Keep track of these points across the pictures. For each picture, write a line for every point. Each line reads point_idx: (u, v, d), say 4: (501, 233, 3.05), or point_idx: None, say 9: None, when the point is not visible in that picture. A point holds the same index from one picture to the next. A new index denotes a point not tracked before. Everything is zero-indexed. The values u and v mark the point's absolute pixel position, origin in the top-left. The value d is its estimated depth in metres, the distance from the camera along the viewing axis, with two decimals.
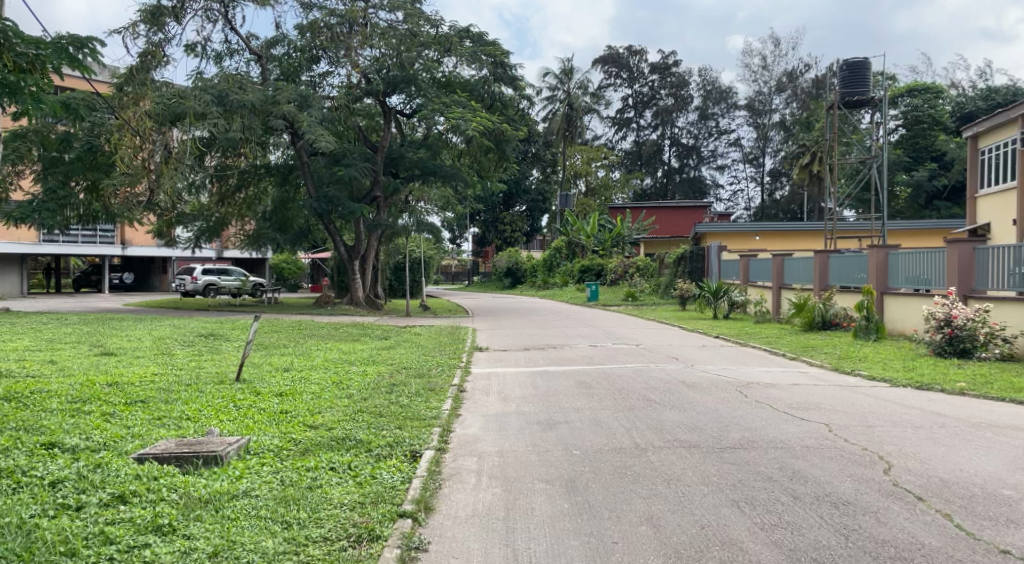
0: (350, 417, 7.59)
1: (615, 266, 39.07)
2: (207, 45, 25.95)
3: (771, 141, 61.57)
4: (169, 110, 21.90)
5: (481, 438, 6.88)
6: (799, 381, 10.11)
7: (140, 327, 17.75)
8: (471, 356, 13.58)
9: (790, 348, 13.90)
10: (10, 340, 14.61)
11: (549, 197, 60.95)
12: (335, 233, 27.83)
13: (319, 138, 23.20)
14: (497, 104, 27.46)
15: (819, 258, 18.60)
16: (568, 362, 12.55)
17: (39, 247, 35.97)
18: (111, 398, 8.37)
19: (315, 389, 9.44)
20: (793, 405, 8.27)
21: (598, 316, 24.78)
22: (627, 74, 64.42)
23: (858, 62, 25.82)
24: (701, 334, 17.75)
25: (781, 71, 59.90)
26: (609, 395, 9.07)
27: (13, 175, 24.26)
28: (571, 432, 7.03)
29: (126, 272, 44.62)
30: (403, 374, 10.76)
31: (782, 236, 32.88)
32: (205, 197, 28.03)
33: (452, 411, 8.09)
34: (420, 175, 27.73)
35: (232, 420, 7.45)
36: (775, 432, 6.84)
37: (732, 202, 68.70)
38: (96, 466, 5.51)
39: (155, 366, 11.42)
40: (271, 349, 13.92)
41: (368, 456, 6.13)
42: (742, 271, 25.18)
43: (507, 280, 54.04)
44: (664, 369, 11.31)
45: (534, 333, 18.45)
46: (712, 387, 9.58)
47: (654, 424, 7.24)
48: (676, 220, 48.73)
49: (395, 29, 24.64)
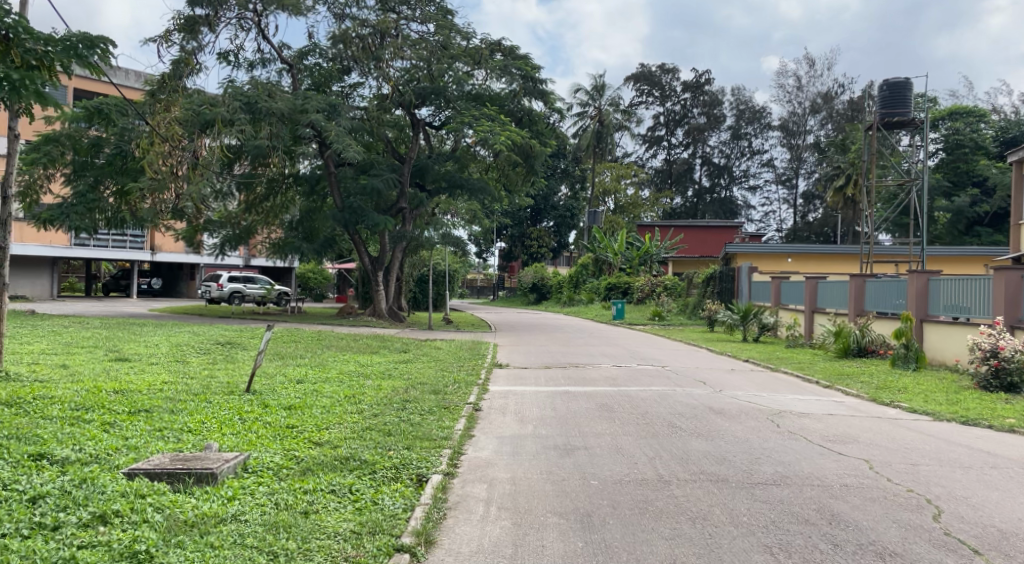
0: (358, 435, 7.23)
1: (642, 284, 38.51)
2: (240, 54, 26.15)
3: (805, 163, 60.58)
4: (200, 117, 22.08)
5: (493, 463, 6.47)
6: (834, 411, 9.54)
7: (160, 333, 17.63)
8: (491, 372, 13.21)
9: (824, 375, 13.31)
10: (29, 342, 14.59)
11: (577, 214, 60.23)
12: (360, 244, 27.66)
13: (347, 148, 23.18)
14: (526, 119, 27.19)
15: (855, 282, 17.98)
16: (590, 382, 12.10)
17: (70, 250, 36.48)
18: (115, 407, 8.11)
19: (326, 403, 9.10)
20: (829, 438, 7.73)
21: (623, 335, 24.35)
22: (658, 92, 63.98)
23: (899, 82, 25.11)
24: (728, 357, 17.20)
25: (816, 92, 59.01)
26: (632, 420, 8.58)
27: (45, 179, 24.57)
28: (589, 459, 6.58)
29: (155, 278, 45.06)
30: (418, 390, 10.38)
31: (814, 258, 31.96)
32: (234, 205, 27.98)
33: (464, 432, 7.69)
34: (447, 187, 27.50)
35: (235, 434, 7.13)
36: (810, 467, 6.32)
37: (762, 222, 67.66)
38: (82, 481, 5.20)
39: (167, 374, 11.20)
40: (287, 359, 13.67)
41: (371, 479, 5.76)
42: (774, 294, 24.53)
43: (533, 295, 53.63)
44: (690, 393, 10.81)
45: (558, 350, 18.03)
46: (741, 414, 9.07)
47: (680, 453, 6.78)
48: (705, 240, 48.09)
49: (425, 40, 24.66)
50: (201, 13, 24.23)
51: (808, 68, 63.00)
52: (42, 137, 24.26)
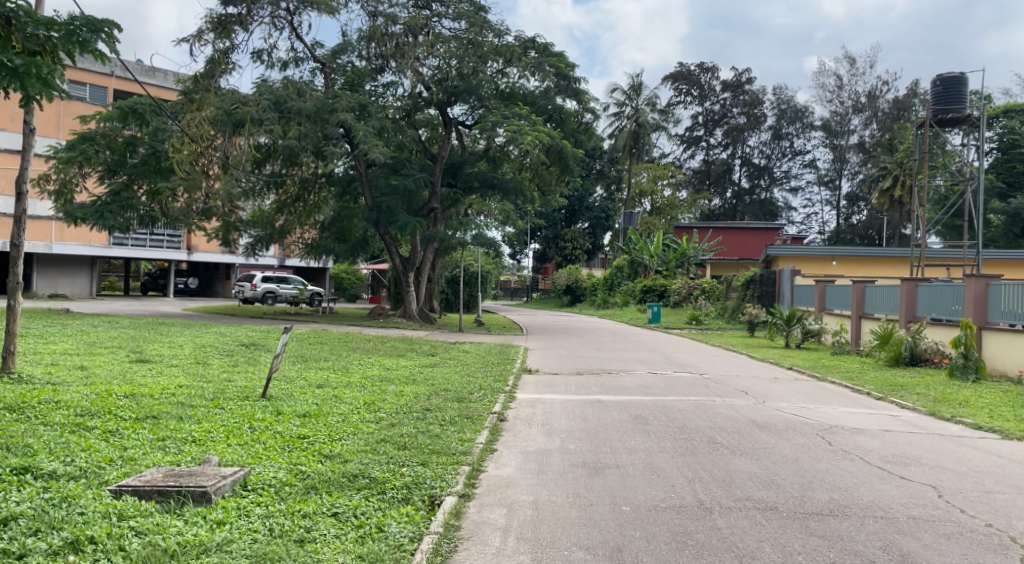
0: (371, 448, 6.72)
1: (679, 287, 37.56)
2: (273, 53, 26.01)
3: (848, 164, 58.80)
4: (229, 116, 21.90)
5: (514, 483, 5.90)
6: (891, 427, 8.77)
7: (187, 334, 17.41)
8: (520, 378, 12.63)
9: (875, 387, 12.47)
10: (53, 342, 14.45)
11: (612, 215, 59.56)
12: (390, 244, 27.28)
13: (374, 149, 22.65)
14: (560, 119, 26.38)
15: (906, 287, 16.99)
16: (623, 391, 11.44)
17: (109, 250, 36.85)
18: (121, 413, 7.73)
19: (343, 411, 8.59)
20: (888, 459, 6.99)
21: (660, 339, 23.57)
22: (697, 92, 62.78)
23: (953, 76, 23.87)
24: (770, 364, 16.39)
25: (860, 91, 57.16)
26: (669, 433, 7.93)
27: (81, 178, 24.77)
28: (621, 480, 5.96)
29: (191, 278, 45.52)
30: (440, 398, 9.85)
31: (860, 261, 30.85)
32: (267, 205, 27.88)
33: (486, 445, 7.13)
34: (479, 188, 27.05)
35: (240, 445, 6.66)
36: (870, 494, 5.62)
37: (804, 224, 66.07)
38: (63, 500, 4.76)
39: (184, 377, 10.81)
40: (310, 362, 13.24)
41: (379, 501, 5.22)
42: (818, 297, 23.51)
43: (566, 297, 52.99)
44: (731, 405, 10.08)
45: (591, 355, 17.40)
46: (788, 429, 8.34)
47: (722, 475, 6.14)
48: (745, 242, 46.87)
49: (456, 38, 24.12)
50: (233, 11, 23.98)
51: (850, 67, 61.29)
52: (78, 136, 24.47)
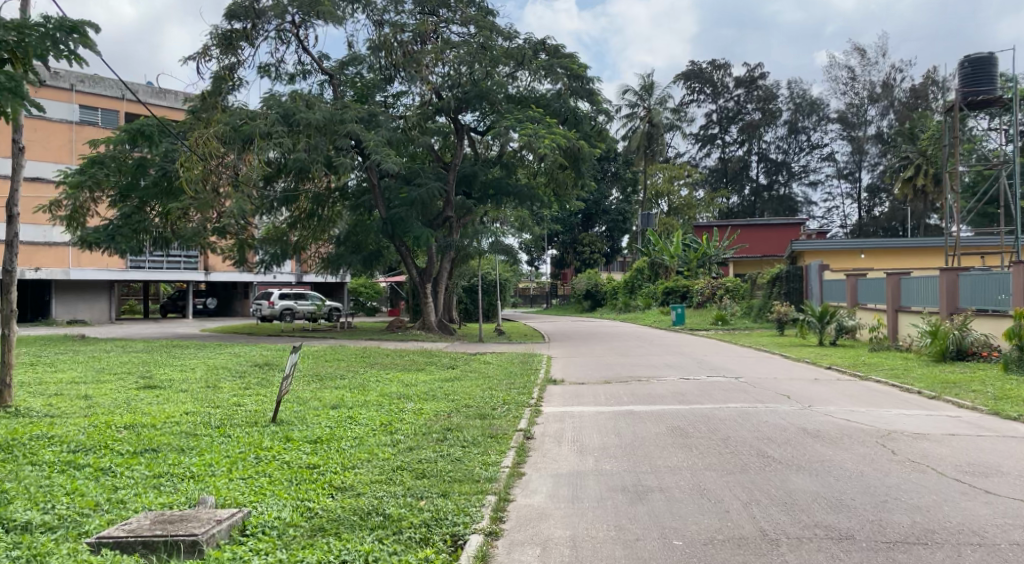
0: (386, 478, 6.06)
1: (702, 287, 36.68)
2: (280, 67, 25.64)
3: (868, 155, 57.54)
4: (239, 133, 21.42)
5: (547, 514, 5.22)
6: (956, 431, 7.99)
7: (200, 356, 16.90)
8: (545, 390, 11.98)
9: (926, 384, 11.66)
10: (61, 370, 14.00)
11: (629, 217, 58.49)
12: (407, 256, 26.79)
13: (385, 158, 22.05)
14: (573, 119, 25.56)
15: (946, 277, 16.12)
16: (657, 399, 10.71)
17: (126, 273, 36.66)
18: (119, 446, 7.16)
19: (358, 435, 7.98)
20: (965, 470, 6.23)
21: (687, 342, 22.72)
22: (710, 89, 62.02)
23: (982, 57, 22.89)
24: (807, 364, 15.57)
25: (875, 81, 56.06)
26: (714, 447, 7.21)
27: (93, 202, 24.57)
28: (667, 507, 5.27)
29: (209, 297, 45.34)
30: (462, 415, 9.17)
31: (889, 252, 29.89)
32: (282, 221, 27.50)
33: (513, 469, 6.46)
34: (494, 196, 26.33)
35: (242, 480, 6.06)
36: (958, 516, 4.89)
37: (826, 219, 64.79)
38: (30, 560, 4.17)
39: (191, 403, 10.23)
40: (324, 381, 12.67)
41: (393, 543, 4.57)
42: (850, 292, 22.58)
43: (587, 302, 52.18)
44: (777, 411, 9.33)
45: (617, 361, 16.68)
46: (844, 438, 7.60)
47: (783, 496, 5.42)
48: (767, 238, 45.88)
49: (466, 43, 23.70)
50: (239, 27, 23.54)
51: (862, 57, 60.18)
52: (87, 160, 24.32)
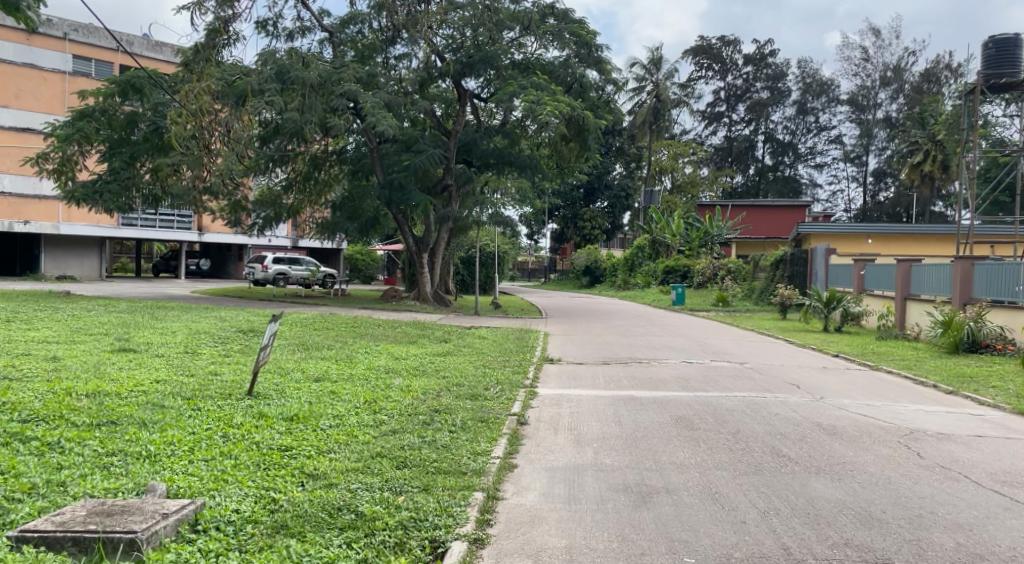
0: (363, 466, 5.46)
1: (703, 268, 35.99)
2: (279, 23, 24.70)
3: (875, 139, 56.58)
4: (232, 88, 20.45)
5: (540, 518, 4.63)
6: (984, 432, 7.39)
7: (183, 319, 16.24)
8: (540, 369, 11.41)
9: (942, 377, 11.08)
10: (34, 328, 13.38)
11: (632, 193, 57.58)
12: (403, 222, 25.91)
13: (381, 122, 21.23)
14: (577, 88, 24.18)
15: (961, 265, 15.51)
16: (659, 383, 10.12)
17: (117, 230, 35.92)
18: (75, 418, 6.52)
19: (337, 413, 7.36)
20: (1001, 479, 5.66)
21: (688, 323, 22.15)
22: (718, 66, 61.02)
23: (1007, 38, 22.04)
24: (814, 350, 15.02)
25: (886, 63, 54.90)
26: (724, 442, 6.65)
27: (81, 155, 23.64)
28: (676, 513, 4.68)
29: (203, 258, 44.65)
30: (451, 395, 8.56)
31: (897, 238, 29.20)
32: (278, 183, 26.69)
33: (504, 461, 5.86)
34: (495, 164, 25.44)
35: (203, 462, 5.43)
36: (1007, 538, 4.31)
37: (829, 202, 64.00)
38: None
39: (164, 370, 9.60)
40: (310, 351, 12.06)
41: (364, 549, 3.99)
42: (857, 278, 21.95)
43: (586, 278, 51.62)
44: (787, 402, 8.76)
45: (616, 341, 16.08)
46: (864, 436, 7.00)
47: (807, 506, 4.82)
48: (771, 219, 45.12)
49: (472, 3, 22.78)
50: None
51: (876, 38, 58.95)
52: (77, 112, 23.51)
